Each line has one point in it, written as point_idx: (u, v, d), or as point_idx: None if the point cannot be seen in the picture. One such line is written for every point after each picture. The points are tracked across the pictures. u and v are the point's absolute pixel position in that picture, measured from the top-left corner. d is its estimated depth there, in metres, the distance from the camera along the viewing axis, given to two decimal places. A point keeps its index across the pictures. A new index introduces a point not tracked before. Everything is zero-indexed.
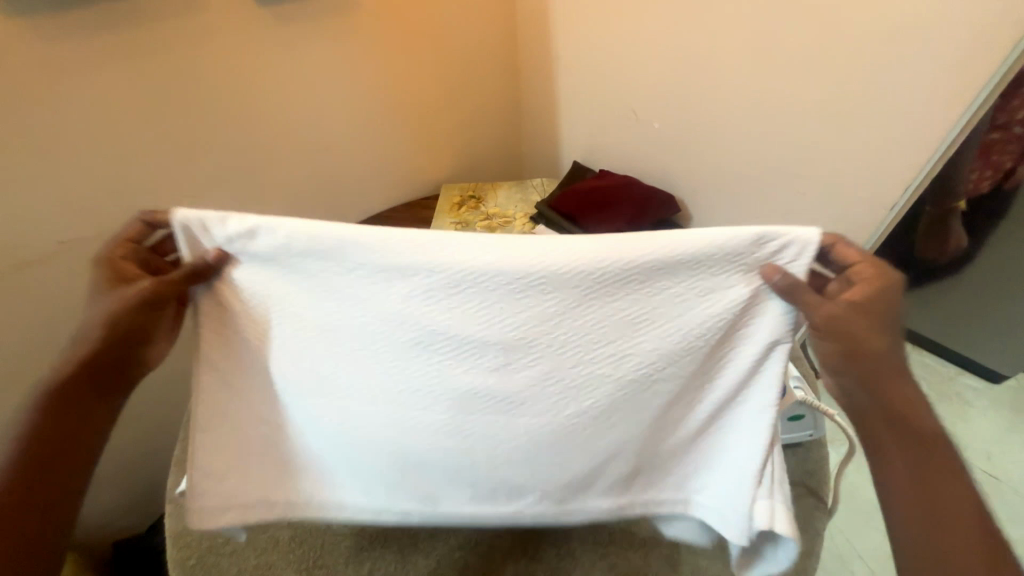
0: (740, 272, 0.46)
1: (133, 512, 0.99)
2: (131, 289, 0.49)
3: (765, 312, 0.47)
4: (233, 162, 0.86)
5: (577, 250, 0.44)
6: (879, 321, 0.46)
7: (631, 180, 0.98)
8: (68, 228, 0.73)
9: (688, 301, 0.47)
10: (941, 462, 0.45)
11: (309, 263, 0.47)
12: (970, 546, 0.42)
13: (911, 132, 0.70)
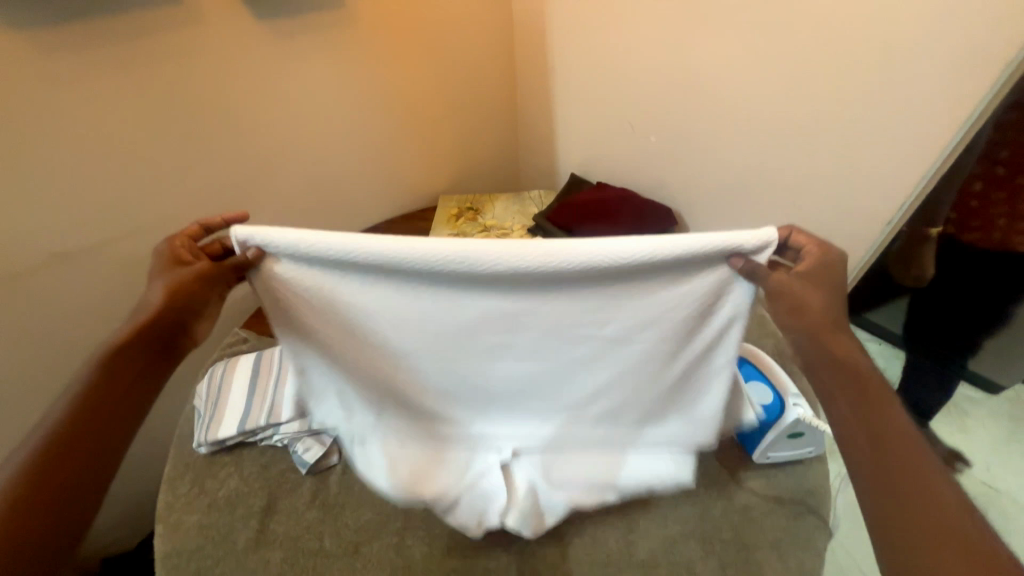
0: (706, 266, 0.48)
1: (123, 531, 0.97)
2: (187, 270, 0.50)
3: (731, 297, 0.50)
4: (232, 176, 0.86)
5: (551, 249, 0.45)
6: (828, 294, 0.49)
7: (628, 193, 0.98)
8: (60, 240, 0.72)
9: (656, 290, 0.49)
10: (898, 427, 0.42)
11: (299, 260, 0.49)
12: (944, 514, 0.37)
13: (909, 147, 0.71)
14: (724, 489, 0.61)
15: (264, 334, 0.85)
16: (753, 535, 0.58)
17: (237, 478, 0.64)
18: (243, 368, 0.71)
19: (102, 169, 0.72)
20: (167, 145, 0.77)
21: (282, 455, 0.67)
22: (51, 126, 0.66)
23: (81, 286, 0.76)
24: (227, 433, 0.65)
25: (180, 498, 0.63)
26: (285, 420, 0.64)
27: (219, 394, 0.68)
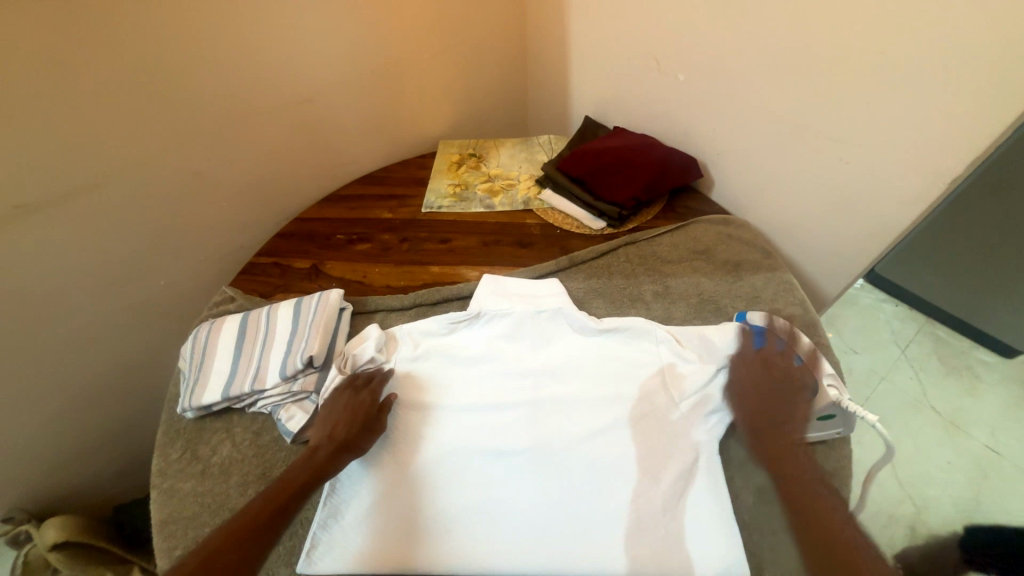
0: (708, 548, 0.51)
1: (127, 476, 0.99)
2: (346, 421, 0.58)
3: (714, 536, 0.52)
4: (196, 113, 0.77)
5: (605, 552, 0.52)
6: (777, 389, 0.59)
7: (650, 140, 0.87)
8: (17, 194, 0.65)
9: (671, 499, 0.54)
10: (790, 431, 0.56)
11: (392, 546, 0.53)
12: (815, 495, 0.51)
13: (947, 121, 0.59)
14: (738, 468, 0.58)
15: (253, 292, 0.80)
16: (767, 515, 0.55)
17: (230, 445, 0.62)
18: (229, 330, 0.68)
19: (49, 112, 0.64)
20: (117, 80, 0.68)
21: (272, 421, 0.64)
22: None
23: (50, 242, 0.70)
24: (211, 399, 0.61)
25: (174, 463, 0.61)
26: (269, 385, 0.61)
27: (204, 358, 0.65)
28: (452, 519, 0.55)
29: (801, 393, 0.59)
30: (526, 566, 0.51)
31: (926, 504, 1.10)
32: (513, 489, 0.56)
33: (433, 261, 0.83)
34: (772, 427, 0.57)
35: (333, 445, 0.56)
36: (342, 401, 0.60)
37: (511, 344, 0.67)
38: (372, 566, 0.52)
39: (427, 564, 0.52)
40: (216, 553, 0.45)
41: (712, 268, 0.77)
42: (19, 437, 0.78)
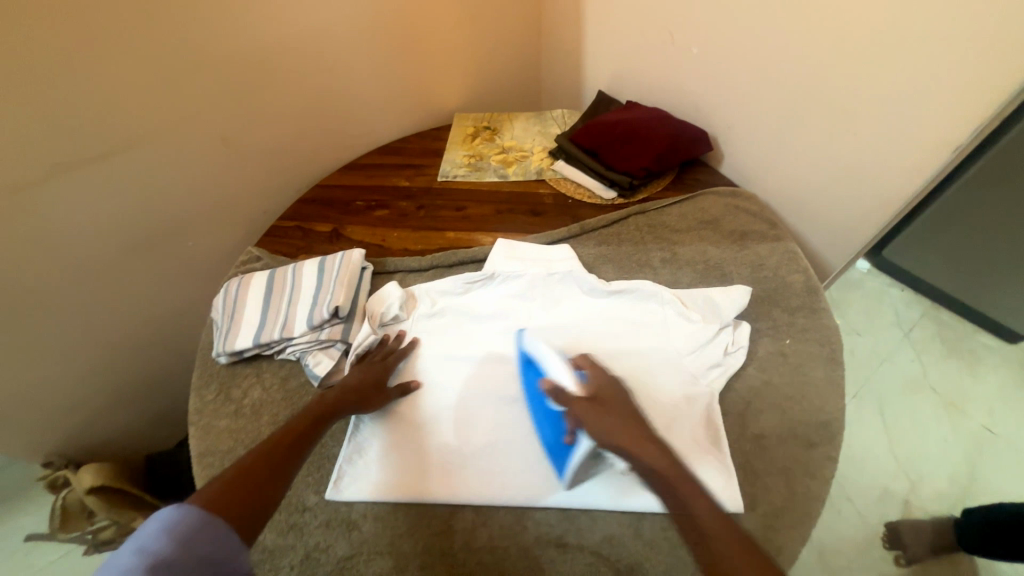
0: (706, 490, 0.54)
1: (160, 429, 1.06)
2: (365, 382, 0.60)
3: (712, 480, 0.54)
4: (221, 78, 0.80)
5: (608, 488, 0.55)
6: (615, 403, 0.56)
7: (661, 113, 0.89)
8: (59, 151, 0.69)
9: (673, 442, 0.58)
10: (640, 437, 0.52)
11: (411, 481, 0.57)
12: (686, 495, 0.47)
13: (954, 91, 0.60)
14: (737, 418, 0.60)
15: (278, 253, 0.84)
16: (763, 461, 0.56)
17: (260, 388, 0.66)
18: (258, 284, 0.72)
19: (86, 73, 0.67)
20: (149, 44, 0.71)
21: (299, 368, 0.68)
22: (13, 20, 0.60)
23: (87, 200, 0.74)
24: (244, 344, 0.66)
25: (209, 403, 0.65)
26: (297, 333, 0.66)
27: (236, 308, 0.69)
28: (467, 455, 0.59)
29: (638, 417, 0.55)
30: (536, 497, 0.56)
31: (920, 479, 1.16)
32: (525, 431, 0.60)
33: (448, 226, 0.86)
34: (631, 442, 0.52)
35: (342, 394, 0.58)
36: (365, 365, 0.63)
37: (522, 304, 0.71)
38: (393, 494, 0.56)
39: (443, 495, 0.56)
40: (251, 463, 0.47)
41: (719, 237, 0.79)
42: (62, 383, 0.85)
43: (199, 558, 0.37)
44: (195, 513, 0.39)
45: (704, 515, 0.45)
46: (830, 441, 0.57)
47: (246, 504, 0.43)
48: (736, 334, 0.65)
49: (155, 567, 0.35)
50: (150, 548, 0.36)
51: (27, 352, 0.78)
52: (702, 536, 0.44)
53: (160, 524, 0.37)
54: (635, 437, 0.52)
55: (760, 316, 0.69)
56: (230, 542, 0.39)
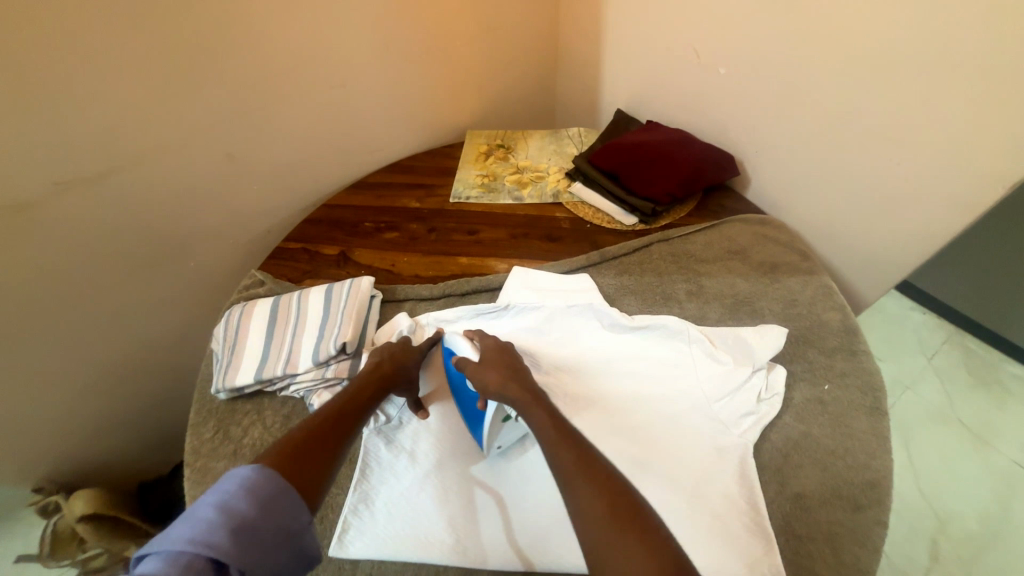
0: (742, 559, 0.49)
1: (156, 455, 1.02)
2: (389, 362, 0.59)
3: (747, 548, 0.49)
4: (229, 94, 0.77)
5: None
6: (505, 354, 0.60)
7: (685, 136, 0.85)
8: (57, 169, 0.66)
9: (703, 501, 0.53)
10: (524, 384, 0.56)
11: (419, 538, 0.53)
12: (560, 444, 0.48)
13: (1008, 122, 0.56)
14: (773, 473, 0.55)
15: (282, 277, 0.80)
16: (805, 523, 0.52)
17: (261, 427, 0.62)
18: (261, 313, 0.68)
19: (89, 88, 0.65)
20: (156, 59, 0.68)
21: (302, 406, 0.64)
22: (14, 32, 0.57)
23: (86, 219, 0.71)
24: (244, 380, 0.62)
25: (206, 442, 0.61)
26: (302, 370, 0.62)
27: (237, 339, 0.66)
28: (479, 509, 0.55)
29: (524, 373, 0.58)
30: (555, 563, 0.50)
31: (948, 516, 1.10)
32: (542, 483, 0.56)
33: (461, 251, 0.82)
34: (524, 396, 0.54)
35: (395, 365, 0.59)
36: (388, 348, 0.62)
37: (535, 339, 0.67)
38: (399, 554, 0.52)
39: (455, 556, 0.52)
40: (300, 440, 0.46)
41: (747, 268, 0.75)
42: (56, 405, 0.81)
43: (272, 523, 0.39)
44: (270, 476, 0.41)
45: (565, 458, 0.47)
46: (880, 504, 0.52)
47: (301, 474, 0.43)
48: (771, 381, 0.61)
49: (239, 526, 0.37)
50: (231, 504, 0.38)
51: (18, 376, 0.74)
52: (568, 481, 0.45)
53: (238, 482, 0.39)
54: (499, 377, 0.55)
55: (795, 357, 0.65)
56: (301, 510, 0.41)
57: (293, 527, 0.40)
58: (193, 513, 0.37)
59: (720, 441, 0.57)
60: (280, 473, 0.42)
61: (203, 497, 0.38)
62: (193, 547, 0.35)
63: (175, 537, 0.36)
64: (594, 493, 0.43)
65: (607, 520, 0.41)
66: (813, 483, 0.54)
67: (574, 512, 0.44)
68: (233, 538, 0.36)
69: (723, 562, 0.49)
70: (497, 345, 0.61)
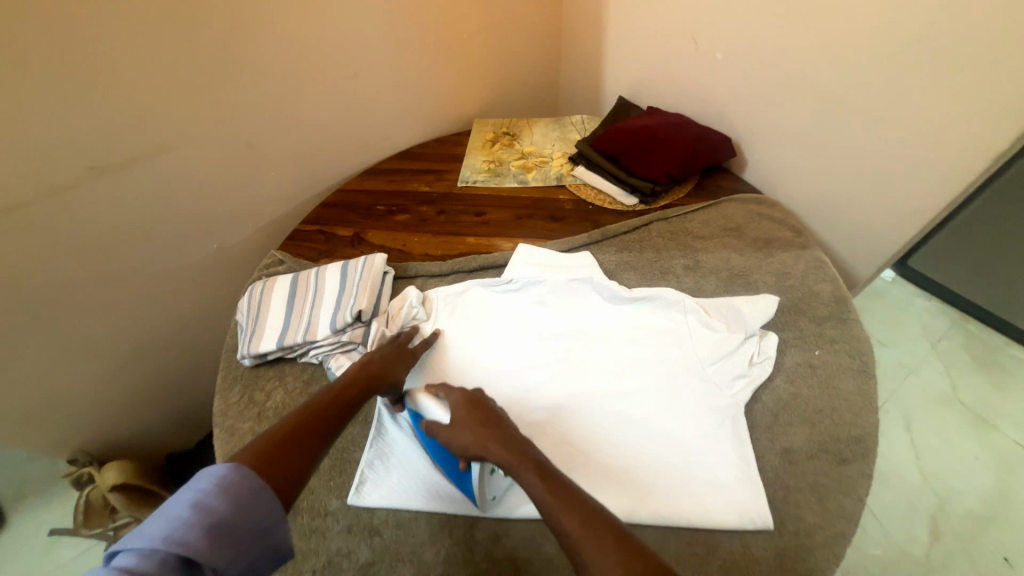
0: (732, 506, 0.52)
1: (180, 429, 1.07)
2: (376, 363, 0.59)
3: (737, 497, 0.53)
4: (249, 84, 0.82)
5: (632, 500, 0.54)
6: (477, 412, 0.54)
7: (683, 120, 0.88)
8: (94, 154, 0.71)
9: (696, 456, 0.56)
10: (505, 443, 0.50)
11: (429, 495, 0.56)
12: (562, 512, 0.44)
13: (993, 95, 0.58)
14: (763, 431, 0.58)
15: (300, 256, 0.85)
16: (793, 475, 0.55)
17: (283, 390, 0.67)
18: (282, 287, 0.73)
19: (124, 79, 0.70)
20: (184, 51, 0.73)
21: (321, 371, 0.69)
22: (58, 27, 0.62)
23: (120, 202, 0.77)
24: (267, 347, 0.67)
25: (233, 403, 0.66)
26: (320, 336, 0.66)
27: (259, 311, 0.70)
28: None
29: (504, 426, 0.52)
30: None
31: (947, 495, 1.11)
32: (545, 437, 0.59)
33: (468, 232, 0.86)
34: (507, 461, 0.48)
35: (382, 367, 0.59)
36: (383, 347, 0.62)
37: (539, 309, 0.71)
38: (413, 505, 0.56)
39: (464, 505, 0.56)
40: (284, 433, 0.46)
41: (743, 244, 0.78)
42: (90, 377, 0.87)
43: (247, 522, 0.39)
44: (247, 474, 0.41)
45: (572, 528, 0.42)
46: (864, 457, 0.55)
47: (280, 468, 0.43)
48: (761, 346, 0.64)
49: (213, 527, 0.37)
50: (206, 502, 0.38)
51: (57, 348, 0.80)
52: (579, 554, 0.41)
53: (214, 480, 0.39)
54: (476, 438, 0.51)
55: (788, 324, 0.68)
56: (277, 510, 0.41)
57: (268, 527, 0.40)
58: (168, 510, 0.38)
59: (713, 401, 0.60)
60: (261, 470, 0.42)
61: (177, 496, 0.38)
62: (168, 546, 0.35)
63: (148, 536, 0.36)
64: (613, 565, 0.39)
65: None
66: (802, 440, 0.57)
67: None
68: (210, 539, 0.37)
69: (714, 508, 0.52)
70: (464, 399, 0.55)
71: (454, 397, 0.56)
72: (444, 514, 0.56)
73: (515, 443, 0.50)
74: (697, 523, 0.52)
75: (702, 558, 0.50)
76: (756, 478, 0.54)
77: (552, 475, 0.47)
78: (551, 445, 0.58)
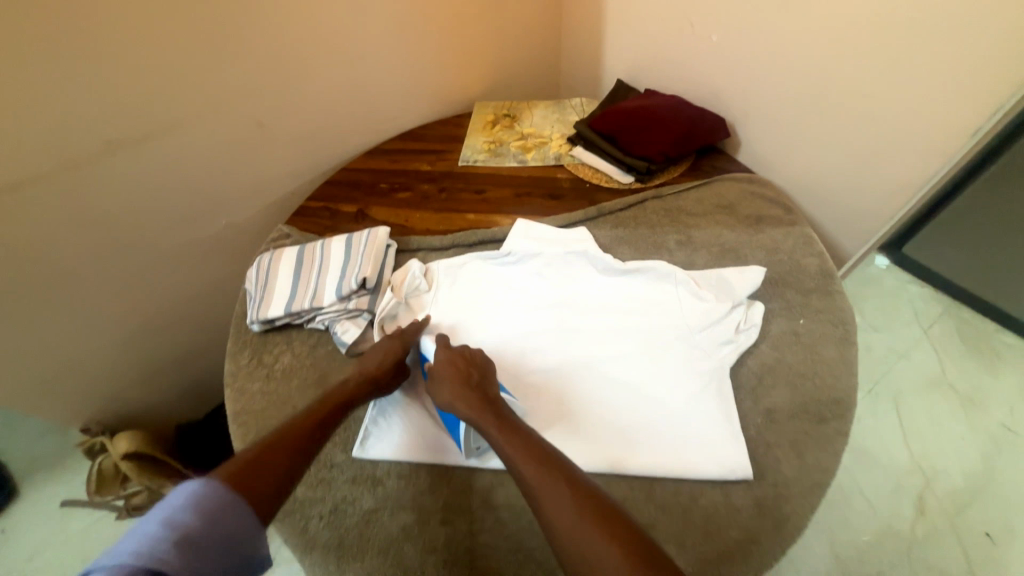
0: (715, 460, 0.55)
1: (189, 402, 1.11)
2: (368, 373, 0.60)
3: (721, 452, 0.56)
4: (257, 63, 0.84)
5: (620, 455, 0.57)
6: (458, 370, 0.59)
7: (679, 102, 0.90)
8: (109, 128, 0.74)
9: (683, 415, 0.59)
10: (477, 398, 0.55)
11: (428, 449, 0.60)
12: (524, 459, 0.49)
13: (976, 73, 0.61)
14: (748, 392, 0.61)
15: (306, 231, 0.87)
16: (774, 433, 0.58)
17: (290, 354, 0.70)
18: (289, 257, 0.75)
19: (139, 55, 0.72)
20: (194, 29, 0.75)
21: (327, 337, 0.72)
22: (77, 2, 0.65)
23: (133, 176, 0.79)
24: (276, 313, 0.70)
25: (243, 366, 0.70)
26: (326, 303, 0.69)
27: (267, 280, 0.73)
28: None
29: (483, 383, 0.57)
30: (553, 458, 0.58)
31: (934, 473, 1.14)
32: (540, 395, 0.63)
33: (468, 208, 0.89)
34: (478, 415, 0.54)
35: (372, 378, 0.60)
36: (381, 348, 0.63)
37: (535, 280, 0.74)
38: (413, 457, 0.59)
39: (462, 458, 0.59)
40: (267, 453, 0.48)
41: (735, 221, 0.81)
42: (103, 348, 0.90)
43: (220, 534, 0.40)
44: (217, 489, 0.43)
45: (529, 474, 0.48)
46: (843, 417, 0.58)
47: (261, 487, 0.45)
48: (748, 315, 0.66)
49: (187, 537, 0.38)
50: (178, 517, 0.39)
51: (73, 317, 0.83)
52: (533, 495, 0.47)
53: (185, 497, 0.41)
54: (456, 391, 0.56)
55: (776, 295, 0.70)
56: (250, 522, 0.42)
57: (241, 540, 0.41)
58: (136, 530, 0.38)
59: (701, 365, 0.63)
60: (237, 488, 0.44)
61: (147, 516, 0.39)
62: (141, 558, 0.35)
63: (118, 553, 0.36)
64: (562, 504, 0.46)
65: (578, 529, 0.44)
66: (785, 401, 0.60)
67: (546, 519, 0.46)
68: (184, 550, 0.37)
69: (698, 461, 0.55)
70: (448, 357, 0.60)
71: (441, 355, 0.61)
72: (443, 466, 0.59)
73: (488, 400, 0.55)
74: (681, 474, 0.55)
75: (685, 505, 0.54)
76: (740, 436, 0.57)
77: (518, 429, 0.53)
78: (546, 404, 0.61)
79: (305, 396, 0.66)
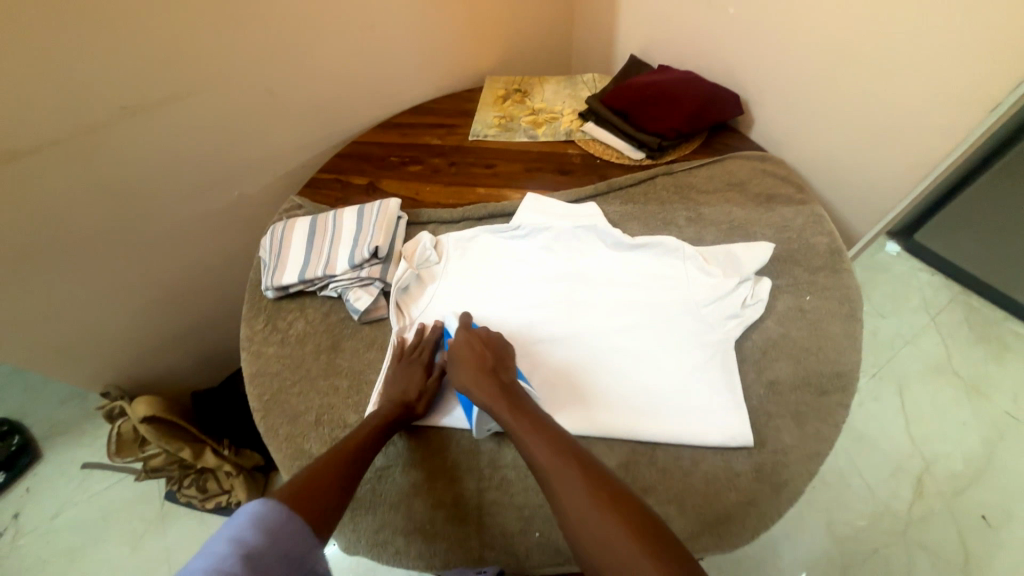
0: (717, 428, 0.57)
1: (203, 370, 1.14)
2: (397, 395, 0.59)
3: (722, 421, 0.57)
4: (267, 31, 0.83)
5: (624, 422, 0.58)
6: (477, 356, 0.60)
7: (693, 77, 0.89)
8: (124, 94, 0.75)
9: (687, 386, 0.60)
10: (492, 382, 0.57)
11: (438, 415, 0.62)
12: (535, 441, 0.52)
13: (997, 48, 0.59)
14: (751, 364, 0.62)
15: (318, 202, 0.88)
16: (776, 404, 0.59)
17: (304, 320, 0.72)
18: (302, 226, 0.77)
19: (150, 21, 0.72)
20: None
21: (340, 305, 0.73)
22: None
23: (147, 144, 0.80)
24: (290, 280, 0.71)
25: (259, 330, 0.72)
26: (339, 271, 0.71)
27: (281, 248, 0.75)
28: None
29: (499, 368, 0.59)
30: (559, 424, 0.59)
31: (933, 457, 1.16)
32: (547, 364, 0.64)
33: (478, 182, 0.89)
34: (493, 400, 0.56)
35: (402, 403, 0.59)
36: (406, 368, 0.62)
37: (545, 254, 0.74)
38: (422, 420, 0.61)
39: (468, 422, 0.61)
40: (313, 472, 0.50)
41: (745, 199, 0.80)
42: (120, 314, 0.93)
43: (280, 551, 0.42)
44: (279, 508, 0.45)
45: (540, 456, 0.51)
46: (844, 390, 0.60)
47: (310, 506, 0.47)
48: (755, 290, 0.67)
49: (250, 556, 0.40)
50: (243, 535, 0.41)
51: (92, 283, 0.85)
52: (545, 476, 0.50)
53: (249, 516, 0.43)
54: (473, 374, 0.58)
55: (783, 272, 0.71)
56: (307, 540, 0.44)
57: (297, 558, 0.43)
58: (207, 546, 0.40)
59: (705, 337, 0.64)
60: (296, 507, 0.46)
61: (216, 533, 0.41)
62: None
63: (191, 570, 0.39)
64: (572, 485, 0.48)
65: (587, 511, 0.46)
66: (788, 373, 0.61)
67: (557, 498, 0.48)
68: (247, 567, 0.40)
69: (701, 429, 0.57)
70: (467, 340, 0.61)
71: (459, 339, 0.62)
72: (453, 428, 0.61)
73: (504, 385, 0.57)
74: (683, 440, 0.56)
75: (685, 469, 0.56)
76: (742, 405, 0.58)
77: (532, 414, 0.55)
78: (553, 371, 0.63)
79: (319, 360, 0.68)
